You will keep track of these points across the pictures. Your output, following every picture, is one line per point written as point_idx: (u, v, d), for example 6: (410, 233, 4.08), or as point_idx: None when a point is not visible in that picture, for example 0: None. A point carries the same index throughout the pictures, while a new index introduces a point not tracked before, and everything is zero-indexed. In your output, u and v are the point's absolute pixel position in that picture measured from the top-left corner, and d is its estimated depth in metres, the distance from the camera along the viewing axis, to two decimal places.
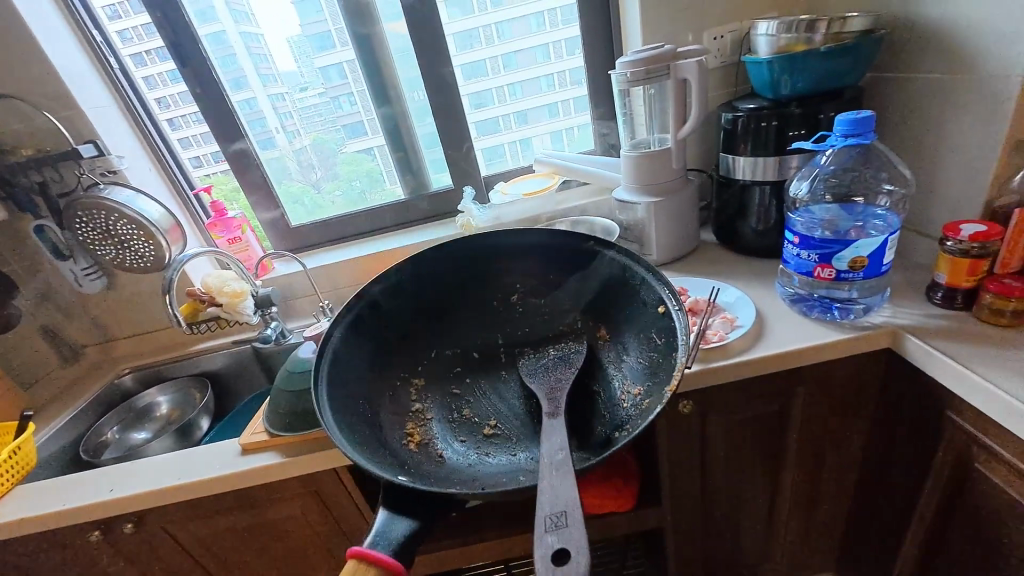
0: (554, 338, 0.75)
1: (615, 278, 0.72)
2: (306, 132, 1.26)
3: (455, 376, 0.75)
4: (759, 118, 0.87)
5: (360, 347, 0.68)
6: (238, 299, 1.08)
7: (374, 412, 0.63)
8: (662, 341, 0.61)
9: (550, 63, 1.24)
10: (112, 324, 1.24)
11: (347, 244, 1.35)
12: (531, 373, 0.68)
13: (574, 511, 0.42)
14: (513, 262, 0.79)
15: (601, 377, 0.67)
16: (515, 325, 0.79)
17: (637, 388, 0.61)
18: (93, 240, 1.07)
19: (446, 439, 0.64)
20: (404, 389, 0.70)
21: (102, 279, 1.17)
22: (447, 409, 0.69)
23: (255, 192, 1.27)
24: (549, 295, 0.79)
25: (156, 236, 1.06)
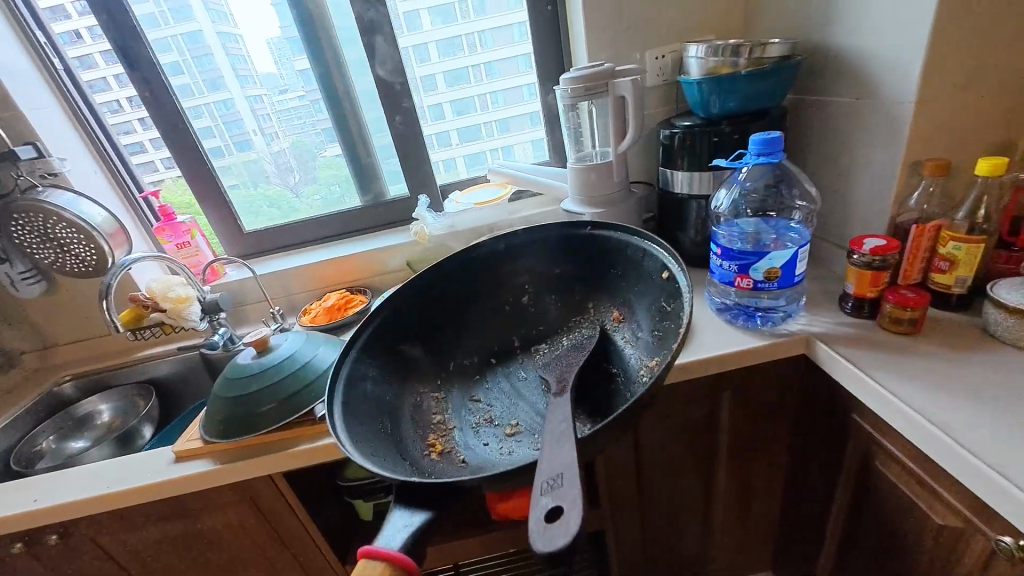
0: (570, 330, 0.78)
1: (619, 259, 0.76)
2: (285, 135, 1.27)
3: (474, 382, 0.75)
4: (693, 135, 0.92)
5: (371, 358, 0.69)
6: (182, 304, 1.07)
7: (392, 422, 0.63)
8: (670, 306, 0.64)
9: (530, 72, 1.27)
10: (53, 330, 1.21)
11: (303, 249, 1.35)
12: (546, 365, 0.70)
13: (571, 471, 0.41)
14: (521, 264, 0.82)
15: (617, 358, 0.69)
16: (528, 324, 0.81)
17: (653, 359, 0.63)
18: (32, 244, 1.05)
19: (470, 443, 0.65)
20: (423, 400, 0.71)
21: (42, 283, 1.13)
22: (466, 415, 0.70)
23: (207, 197, 1.25)
24: (561, 289, 0.82)
25: (98, 240, 1.04)
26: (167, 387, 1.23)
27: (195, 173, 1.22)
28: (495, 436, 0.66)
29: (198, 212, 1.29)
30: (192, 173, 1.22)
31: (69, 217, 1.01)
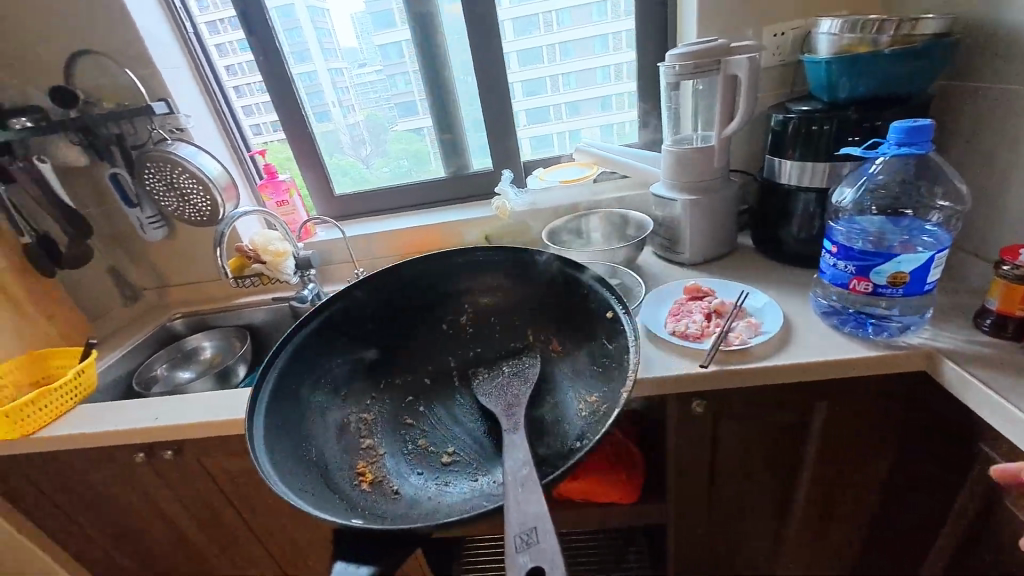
0: (509, 356, 0.87)
1: (557, 290, 0.89)
2: (360, 108, 1.31)
3: (407, 406, 0.82)
4: (812, 122, 0.84)
5: (305, 385, 0.77)
6: (280, 258, 1.15)
7: (319, 453, 0.69)
8: (609, 342, 0.77)
9: (607, 54, 1.23)
10: (168, 271, 1.35)
11: (384, 216, 1.40)
12: (487, 396, 0.78)
13: (543, 525, 0.47)
14: (462, 289, 0.95)
15: (552, 386, 0.79)
16: (462, 351, 0.90)
17: (594, 396, 0.71)
18: (159, 192, 1.17)
19: (403, 467, 0.71)
20: (354, 423, 0.78)
21: (164, 228, 1.26)
22: (400, 438, 0.77)
23: (305, 159, 1.33)
24: (498, 314, 0.93)
25: (213, 192, 1.14)
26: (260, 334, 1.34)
27: (297, 137, 1.30)
28: (426, 462, 0.73)
29: (296, 174, 1.37)
30: (294, 137, 1.30)
31: (192, 167, 1.11)
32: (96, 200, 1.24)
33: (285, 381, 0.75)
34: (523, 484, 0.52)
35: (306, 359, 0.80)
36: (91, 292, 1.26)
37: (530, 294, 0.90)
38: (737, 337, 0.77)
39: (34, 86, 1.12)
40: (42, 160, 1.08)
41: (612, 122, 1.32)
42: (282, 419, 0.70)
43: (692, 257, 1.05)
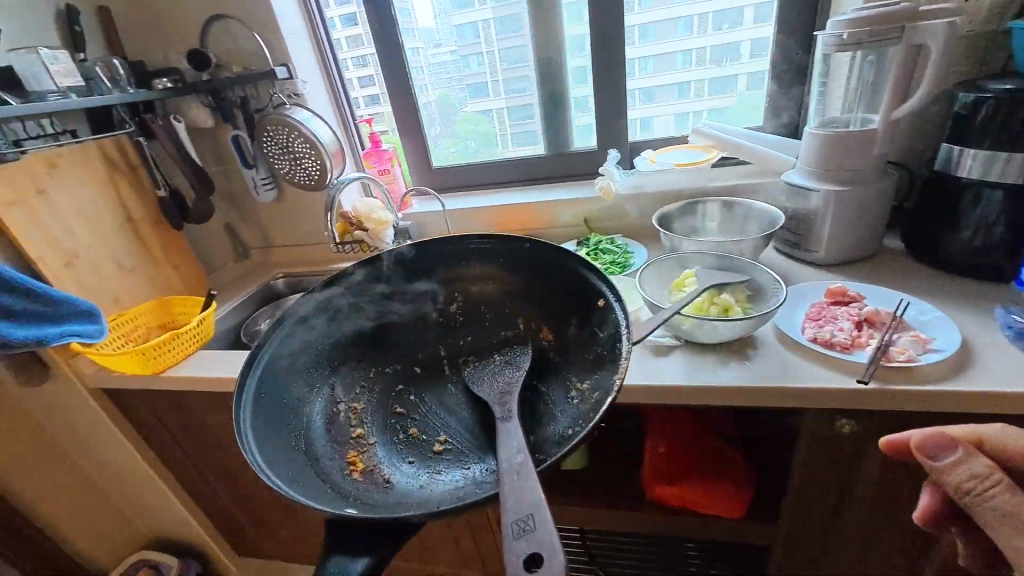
0: (502, 346, 0.77)
1: (549, 270, 0.76)
2: (432, 88, 1.31)
3: (396, 395, 0.74)
4: (1018, 103, 0.68)
5: (287, 375, 0.67)
6: (382, 226, 1.16)
7: (310, 444, 0.62)
8: (604, 331, 0.66)
9: (739, 29, 1.11)
10: (274, 233, 1.43)
11: (480, 191, 1.38)
12: (475, 382, 0.69)
13: (541, 512, 0.42)
14: (453, 271, 0.82)
15: (545, 376, 0.69)
16: (451, 336, 0.79)
17: (585, 384, 0.63)
18: (276, 155, 1.21)
19: (397, 458, 0.64)
20: (342, 413, 0.69)
21: (275, 190, 1.32)
22: (388, 427, 0.69)
23: (408, 130, 1.33)
24: (489, 300, 0.80)
25: (324, 157, 1.17)
26: None
27: (401, 107, 1.30)
28: (418, 456, 0.65)
29: (397, 145, 1.38)
30: (399, 107, 1.30)
31: (307, 131, 1.14)
32: (218, 161, 1.32)
33: (278, 367, 0.67)
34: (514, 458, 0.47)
35: (291, 351, 0.69)
36: (209, 247, 1.36)
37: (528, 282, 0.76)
38: (901, 352, 0.66)
39: (172, 50, 1.18)
40: (178, 120, 1.15)
41: (688, 111, 1.24)
42: (267, 409, 0.62)
43: (828, 257, 0.93)
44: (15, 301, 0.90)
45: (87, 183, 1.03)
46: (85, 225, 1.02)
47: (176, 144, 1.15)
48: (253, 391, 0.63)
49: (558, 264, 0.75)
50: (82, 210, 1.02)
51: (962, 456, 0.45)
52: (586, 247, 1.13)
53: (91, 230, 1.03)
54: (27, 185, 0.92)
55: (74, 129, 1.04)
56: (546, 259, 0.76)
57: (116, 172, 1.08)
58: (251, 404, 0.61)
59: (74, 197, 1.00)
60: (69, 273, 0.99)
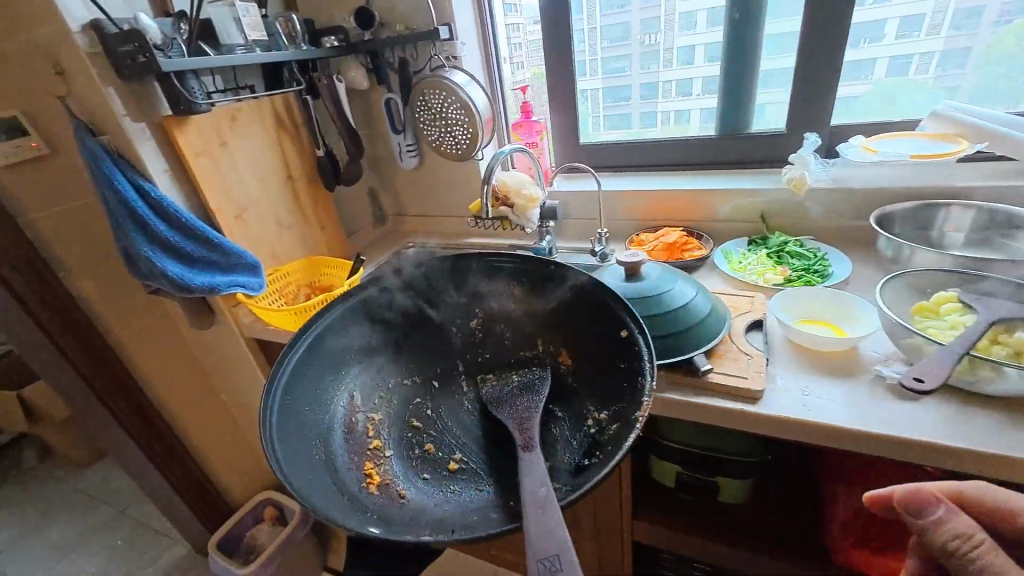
0: (520, 364, 0.85)
1: (571, 299, 0.84)
2: (529, 66, 1.27)
3: (414, 406, 0.82)
4: None
5: (310, 383, 0.74)
6: (530, 204, 1.08)
7: (330, 456, 0.68)
8: (626, 364, 0.71)
9: None
10: (411, 202, 1.42)
11: (633, 173, 1.25)
12: (495, 403, 0.77)
13: (568, 554, 0.46)
14: (476, 293, 0.90)
15: (562, 400, 0.77)
16: (466, 352, 0.89)
17: (604, 413, 0.69)
18: (428, 122, 1.17)
19: (413, 472, 0.70)
20: (360, 424, 0.76)
21: (417, 157, 1.30)
22: (404, 440, 0.75)
23: (559, 101, 1.23)
24: (508, 319, 0.90)
25: (477, 125, 1.11)
26: None
27: (557, 76, 1.20)
28: (431, 471, 0.71)
29: (546, 116, 1.28)
30: (554, 76, 1.20)
31: (464, 96, 1.08)
32: (369, 124, 1.32)
33: (302, 379, 0.74)
34: (543, 480, 0.54)
35: (314, 363, 0.76)
36: (352, 210, 1.38)
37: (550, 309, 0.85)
38: None
39: (339, 9, 1.18)
40: (339, 80, 1.15)
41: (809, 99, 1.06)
42: (291, 421, 0.68)
43: None
44: (196, 249, 0.95)
45: (260, 138, 1.05)
46: (255, 180, 1.05)
47: (336, 104, 1.15)
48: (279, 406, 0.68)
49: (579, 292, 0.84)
50: (253, 166, 1.05)
51: (950, 512, 0.45)
52: (768, 248, 0.97)
53: (259, 186, 1.06)
54: (212, 138, 0.96)
55: (254, 83, 1.04)
56: (572, 282, 0.83)
57: (282, 130, 1.10)
58: (279, 417, 0.67)
59: (248, 152, 1.03)
60: (238, 225, 1.03)
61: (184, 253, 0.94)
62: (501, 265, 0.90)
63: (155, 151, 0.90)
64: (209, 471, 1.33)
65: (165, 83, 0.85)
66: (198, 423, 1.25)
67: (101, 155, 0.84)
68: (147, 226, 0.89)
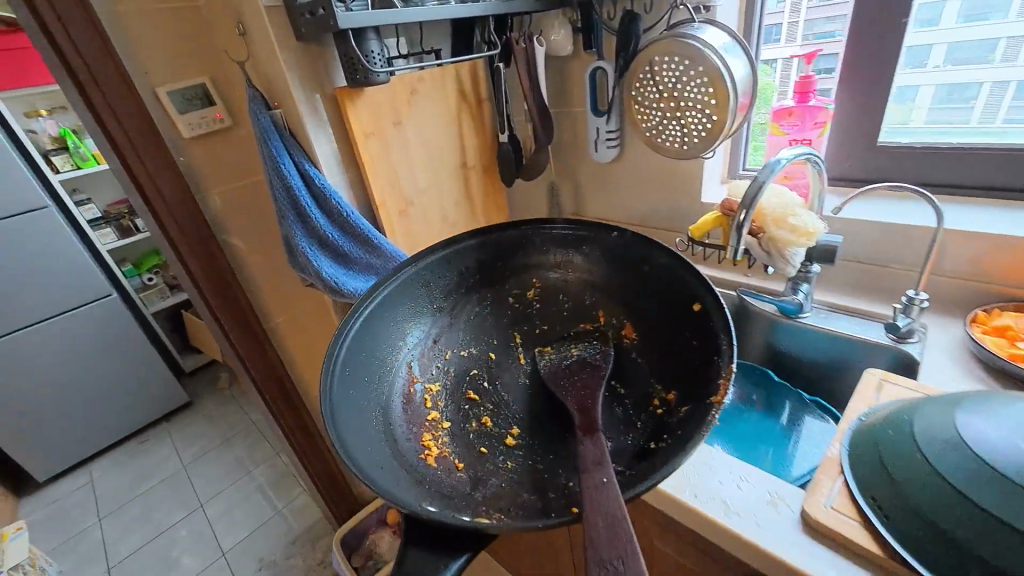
0: (580, 337, 0.76)
1: (637, 270, 0.77)
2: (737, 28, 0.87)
3: (470, 378, 0.74)
4: None
5: (364, 351, 0.71)
6: (799, 238, 0.70)
7: (387, 424, 0.64)
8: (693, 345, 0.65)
9: None
10: (595, 203, 1.15)
11: (972, 200, 0.77)
12: (547, 371, 0.68)
13: (630, 535, 0.39)
14: (534, 259, 0.85)
15: (621, 378, 0.70)
16: (526, 321, 0.82)
17: (669, 394, 0.62)
18: (650, 99, 0.84)
19: (468, 446, 0.63)
20: (418, 395, 0.70)
21: (617, 148, 1.00)
22: (461, 410, 0.69)
23: (848, 79, 0.81)
24: (568, 293, 0.82)
25: (725, 108, 0.76)
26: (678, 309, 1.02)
27: (859, 39, 0.78)
28: (487, 449, 0.63)
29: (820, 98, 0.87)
30: (855, 39, 0.78)
31: (717, 66, 0.73)
32: (561, 101, 1.06)
33: (359, 356, 0.69)
34: (596, 463, 0.45)
35: (371, 336, 0.72)
36: (523, 205, 1.16)
37: (611, 278, 0.77)
38: None
39: None
40: (539, 42, 0.90)
41: None
42: (348, 398, 0.64)
43: None
44: (355, 250, 0.81)
45: (439, 116, 0.86)
46: (427, 168, 0.87)
47: (531, 74, 0.90)
48: (336, 383, 0.64)
49: (643, 257, 0.77)
50: (428, 150, 0.86)
51: None
52: None
53: (430, 174, 0.88)
54: (388, 115, 0.78)
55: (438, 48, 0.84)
56: (634, 254, 0.78)
57: (464, 107, 0.89)
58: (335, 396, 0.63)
59: (424, 134, 0.85)
60: (401, 222, 0.86)
61: (341, 253, 0.81)
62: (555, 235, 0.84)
63: (325, 129, 0.75)
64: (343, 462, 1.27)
65: (340, 41, 0.67)
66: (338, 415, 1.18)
67: (272, 131, 0.72)
68: (308, 219, 0.77)
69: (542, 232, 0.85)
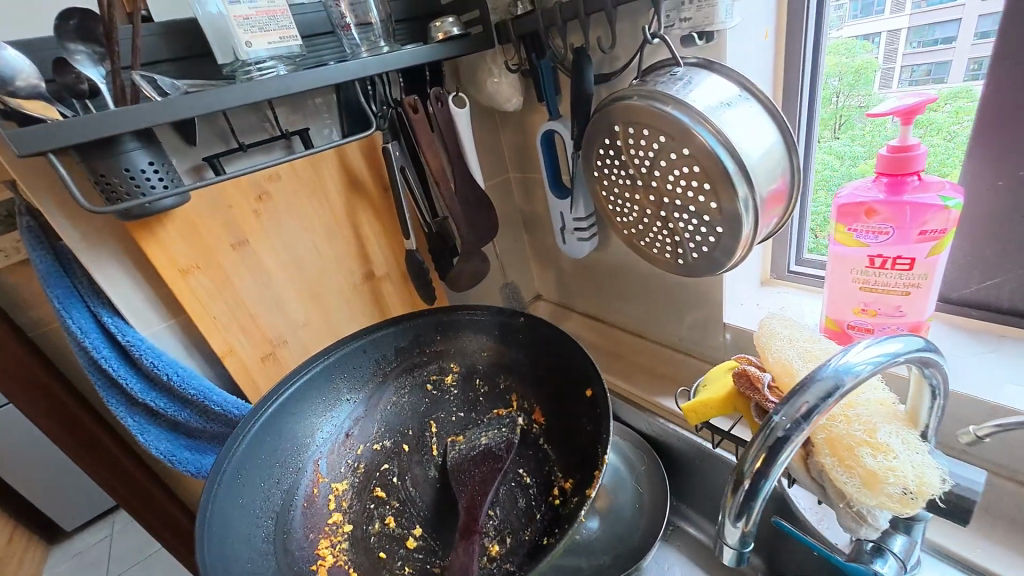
0: (494, 414, 0.55)
1: (561, 344, 0.52)
2: (779, 61, 0.52)
3: (381, 465, 0.52)
4: None
5: (237, 456, 0.45)
6: (877, 490, 0.34)
7: (268, 542, 0.43)
8: (588, 432, 0.48)
9: None
10: (578, 293, 0.85)
11: None
12: (460, 470, 0.50)
13: None
14: (465, 323, 0.57)
15: (534, 459, 0.51)
16: (446, 407, 0.56)
17: (567, 482, 0.46)
18: (619, 189, 0.52)
19: (367, 553, 0.45)
20: (322, 494, 0.49)
21: (594, 241, 0.68)
22: (366, 510, 0.49)
23: (980, 144, 0.44)
24: (490, 373, 0.57)
25: (739, 215, 0.43)
26: (688, 475, 0.67)
27: (1002, 79, 0.41)
28: (388, 555, 0.45)
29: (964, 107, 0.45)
30: (995, 76, 0.42)
31: (712, 148, 0.41)
32: (523, 168, 0.78)
33: (253, 460, 0.46)
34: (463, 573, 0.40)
35: (274, 426, 0.48)
36: None
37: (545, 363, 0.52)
38: None
39: None
40: (460, 100, 0.61)
41: None
42: (230, 525, 0.41)
43: None
44: (194, 419, 0.58)
45: (313, 218, 0.61)
46: (302, 293, 0.62)
47: (448, 149, 0.61)
48: (220, 502, 0.42)
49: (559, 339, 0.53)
50: (301, 270, 0.61)
51: None
52: None
53: (309, 301, 0.63)
54: (220, 237, 0.54)
55: (309, 127, 0.60)
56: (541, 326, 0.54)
57: (359, 205, 0.64)
58: (212, 524, 0.40)
59: (291, 252, 0.60)
60: (271, 369, 0.62)
61: (178, 423, 0.58)
62: (464, 315, 0.57)
63: (122, 268, 0.52)
64: None
65: (79, 160, 0.43)
66: None
67: (53, 276, 0.51)
68: (122, 387, 0.55)
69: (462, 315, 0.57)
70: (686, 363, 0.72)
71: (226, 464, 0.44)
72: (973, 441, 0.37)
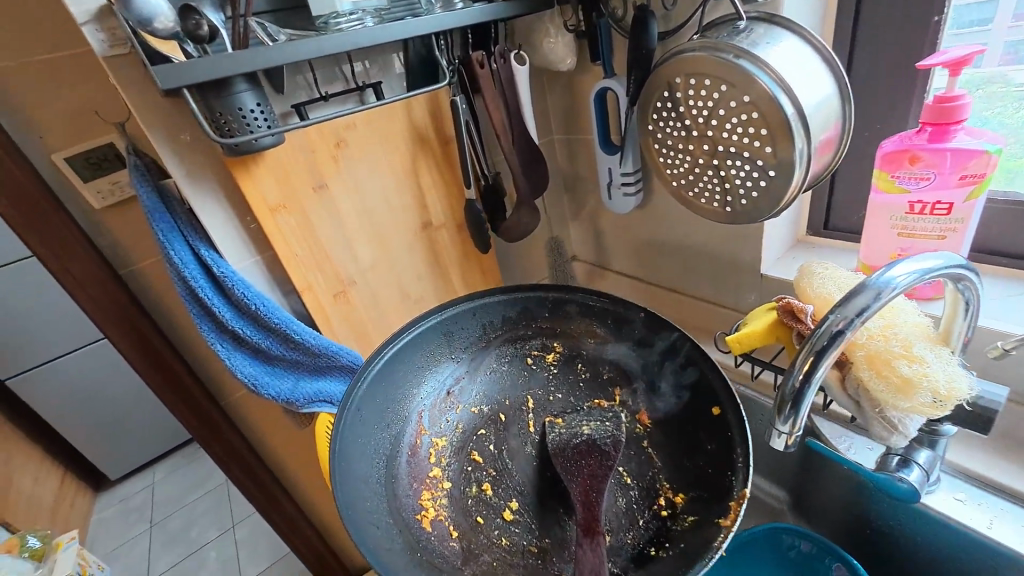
0: (594, 403, 0.55)
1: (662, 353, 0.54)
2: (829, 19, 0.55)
3: (477, 430, 0.55)
4: None
5: (358, 399, 0.51)
6: (910, 393, 0.39)
7: (379, 483, 0.48)
8: (708, 449, 0.48)
9: None
10: (614, 253, 0.90)
11: None
12: (562, 452, 0.50)
13: None
14: (572, 304, 0.59)
15: (638, 464, 0.51)
16: (544, 384, 0.57)
17: (678, 496, 0.47)
18: (673, 141, 0.56)
19: (464, 513, 0.48)
20: (423, 446, 0.54)
21: (638, 197, 0.72)
22: (463, 473, 0.52)
23: None
24: (594, 358, 0.57)
25: (790, 159, 0.47)
26: None
27: None
28: (484, 520, 0.47)
29: (1012, 89, 0.52)
30: None
31: (772, 93, 0.44)
32: (568, 129, 0.82)
33: (370, 402, 0.52)
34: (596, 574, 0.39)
35: (387, 374, 0.54)
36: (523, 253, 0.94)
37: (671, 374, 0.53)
38: None
39: None
40: (520, 58, 0.64)
41: None
42: (353, 460, 0.48)
43: None
44: (274, 346, 0.64)
45: (383, 167, 0.66)
46: (370, 238, 0.68)
47: (507, 104, 0.65)
48: (343, 436, 0.48)
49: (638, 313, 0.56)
50: (371, 215, 0.67)
51: None
52: None
53: (376, 247, 0.68)
54: (304, 179, 0.60)
55: (380, 81, 0.64)
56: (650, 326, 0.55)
57: (422, 156, 0.69)
58: (339, 456, 0.47)
59: (362, 198, 0.65)
60: (340, 307, 0.68)
61: (261, 349, 0.65)
62: (576, 295, 0.59)
63: (216, 202, 0.58)
64: (333, 539, 1.10)
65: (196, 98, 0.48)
66: (323, 495, 1.01)
67: (157, 209, 0.56)
68: (215, 315, 0.61)
69: (567, 298, 0.59)
70: (721, 317, 0.76)
71: (350, 404, 0.50)
72: (999, 356, 0.43)
